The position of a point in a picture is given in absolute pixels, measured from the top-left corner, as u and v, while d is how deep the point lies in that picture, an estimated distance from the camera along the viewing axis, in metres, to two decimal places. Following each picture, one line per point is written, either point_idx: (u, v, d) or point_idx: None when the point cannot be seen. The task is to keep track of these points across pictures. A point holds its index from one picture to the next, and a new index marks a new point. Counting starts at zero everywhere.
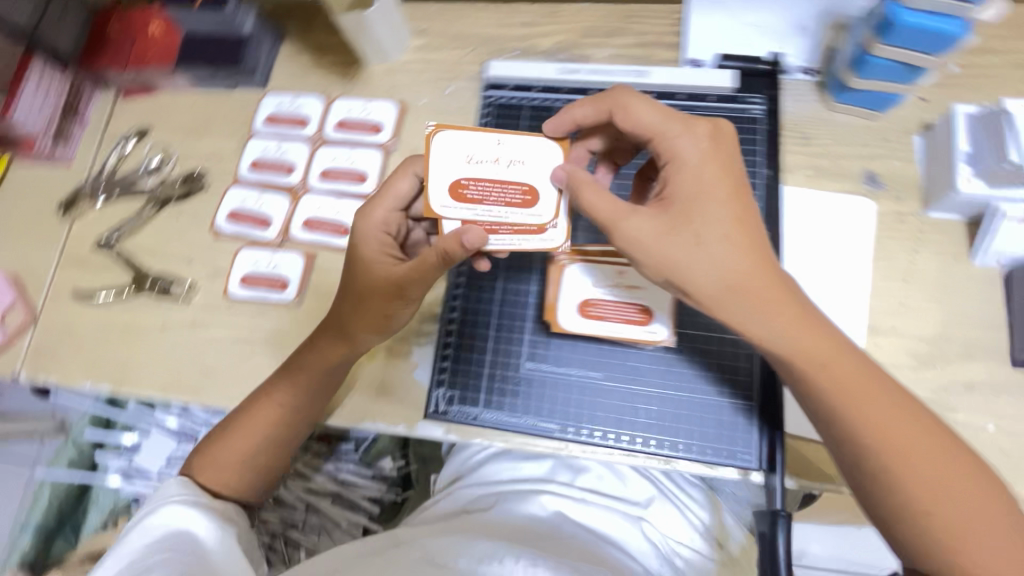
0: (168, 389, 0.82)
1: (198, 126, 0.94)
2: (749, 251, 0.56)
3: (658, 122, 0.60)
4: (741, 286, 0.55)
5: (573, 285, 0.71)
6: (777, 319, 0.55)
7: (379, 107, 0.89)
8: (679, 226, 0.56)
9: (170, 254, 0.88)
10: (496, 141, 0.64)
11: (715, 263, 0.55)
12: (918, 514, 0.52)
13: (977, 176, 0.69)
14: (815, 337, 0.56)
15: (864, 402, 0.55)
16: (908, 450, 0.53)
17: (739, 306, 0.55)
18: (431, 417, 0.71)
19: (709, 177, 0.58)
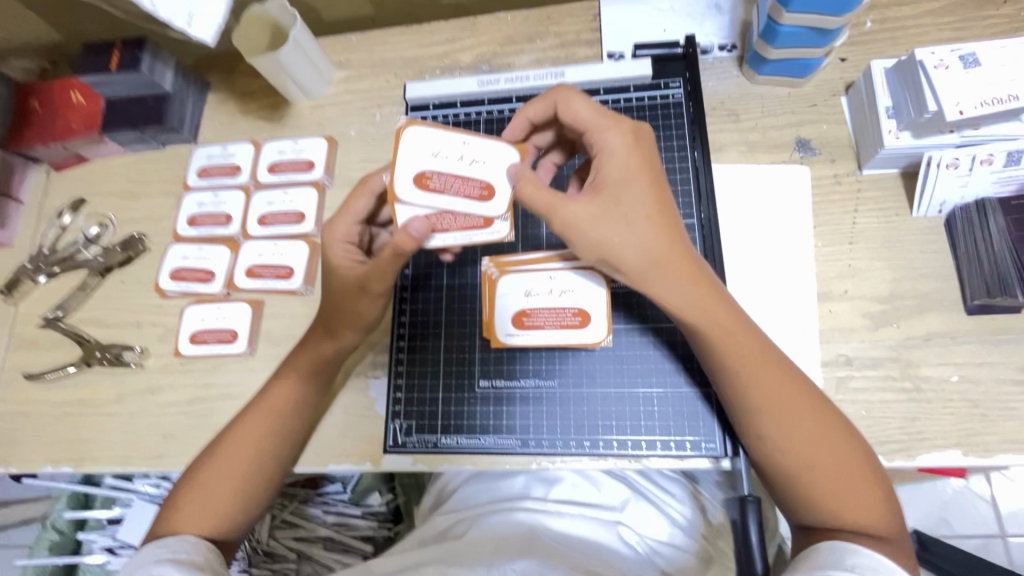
0: (128, 461, 0.79)
1: (134, 189, 0.93)
2: (669, 232, 0.55)
3: (597, 115, 0.58)
4: (665, 266, 0.55)
5: (505, 297, 0.69)
6: (695, 299, 0.55)
7: (309, 144, 0.88)
8: (610, 208, 0.54)
9: (118, 321, 0.86)
10: (461, 139, 0.57)
11: (643, 244, 0.54)
12: (795, 478, 0.54)
13: (904, 130, 0.68)
14: (725, 314, 0.56)
15: (759, 375, 0.56)
16: (796, 419, 0.54)
17: (658, 291, 0.55)
18: (390, 451, 0.71)
19: (633, 166, 0.56)
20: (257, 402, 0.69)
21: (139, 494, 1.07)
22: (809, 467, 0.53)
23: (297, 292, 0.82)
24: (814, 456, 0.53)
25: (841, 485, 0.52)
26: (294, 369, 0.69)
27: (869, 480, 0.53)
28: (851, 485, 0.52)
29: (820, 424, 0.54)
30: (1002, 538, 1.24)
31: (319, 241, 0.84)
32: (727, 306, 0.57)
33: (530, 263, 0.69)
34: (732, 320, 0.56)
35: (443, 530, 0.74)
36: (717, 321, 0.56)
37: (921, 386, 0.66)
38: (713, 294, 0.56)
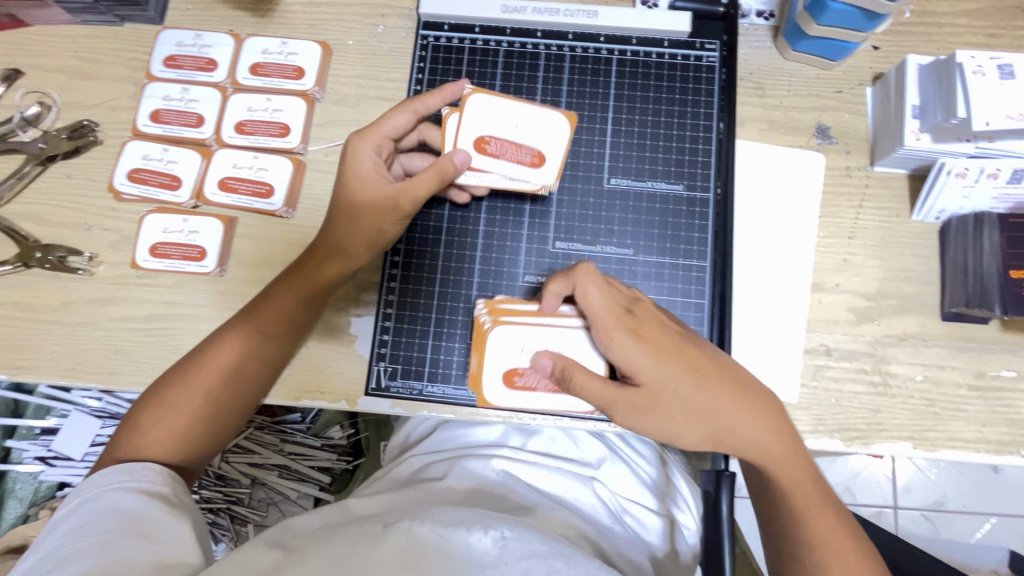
0: (72, 374, 0.72)
1: (84, 68, 0.80)
2: (716, 390, 0.56)
3: (607, 316, 0.57)
4: (726, 426, 0.56)
5: (496, 352, 0.64)
6: (759, 439, 0.57)
7: (300, 48, 0.78)
8: (663, 401, 0.56)
9: (64, 220, 0.76)
10: (513, 106, 0.66)
11: (702, 416, 0.56)
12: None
13: (926, 132, 0.67)
14: (784, 448, 0.57)
15: (806, 506, 0.58)
16: (834, 539, 0.57)
17: (733, 434, 0.57)
18: (372, 393, 0.69)
19: (671, 352, 0.57)
20: (227, 332, 0.65)
21: (78, 406, 1.03)
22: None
23: (277, 214, 0.75)
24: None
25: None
26: (283, 300, 0.65)
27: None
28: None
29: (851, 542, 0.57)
30: (894, 508, 1.36)
31: (304, 160, 0.76)
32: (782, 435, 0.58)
33: (530, 318, 0.64)
34: (787, 445, 0.57)
35: (415, 472, 0.74)
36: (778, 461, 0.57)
37: (889, 381, 0.69)
38: (770, 427, 0.57)
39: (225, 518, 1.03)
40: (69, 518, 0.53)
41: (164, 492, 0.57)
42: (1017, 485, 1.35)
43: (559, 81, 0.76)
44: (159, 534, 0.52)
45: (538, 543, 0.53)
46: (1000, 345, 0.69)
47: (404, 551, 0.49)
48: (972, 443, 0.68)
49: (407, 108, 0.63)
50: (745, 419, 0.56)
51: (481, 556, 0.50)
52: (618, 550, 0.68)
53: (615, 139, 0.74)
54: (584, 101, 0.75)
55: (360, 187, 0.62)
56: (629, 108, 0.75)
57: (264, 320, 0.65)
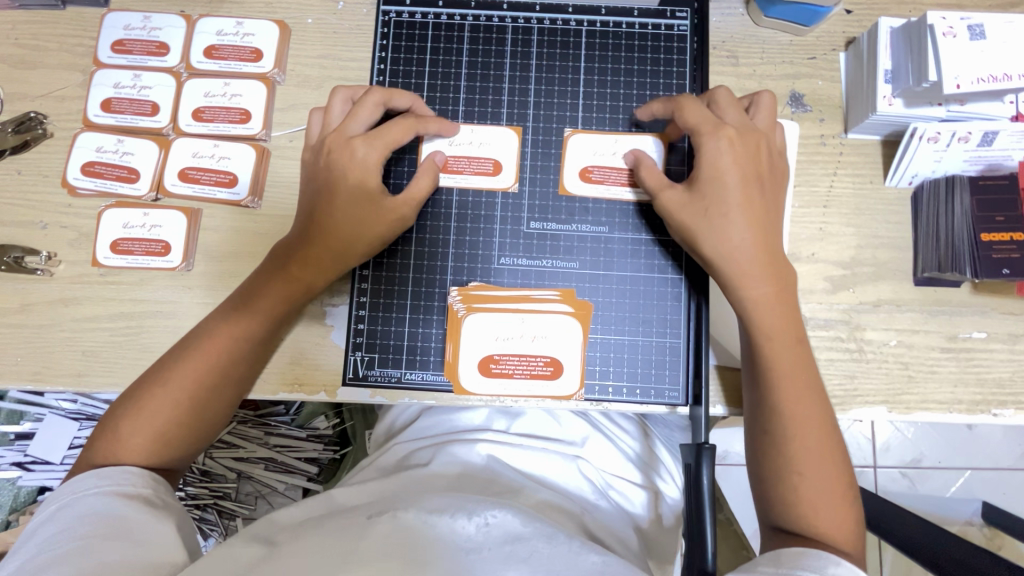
0: (39, 378, 0.70)
1: (26, 56, 0.76)
2: (755, 229, 0.61)
3: (704, 124, 0.63)
4: (747, 261, 0.60)
5: (471, 340, 0.68)
6: (769, 295, 0.60)
7: (256, 29, 0.75)
8: (695, 200, 0.62)
9: (18, 218, 0.73)
10: (612, 140, 0.71)
11: (720, 255, 0.60)
12: (804, 499, 0.56)
13: (898, 97, 0.67)
14: (786, 322, 0.60)
15: (793, 374, 0.59)
16: (817, 429, 0.58)
17: (738, 292, 0.60)
18: (350, 383, 0.68)
19: (724, 166, 0.61)
20: (206, 331, 0.63)
21: (53, 409, 1.01)
22: (831, 477, 0.57)
23: (242, 204, 0.72)
24: (825, 470, 0.57)
25: (829, 487, 0.56)
26: (260, 294, 0.63)
27: (851, 495, 0.57)
28: (840, 503, 0.56)
29: (828, 438, 0.58)
30: (873, 467, 1.40)
31: (268, 147, 0.73)
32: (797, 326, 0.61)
33: (502, 307, 0.68)
34: (787, 319, 0.60)
35: (400, 460, 0.74)
36: (788, 336, 0.60)
37: (864, 347, 0.70)
38: (783, 289, 0.60)
39: (212, 513, 1.03)
40: (47, 524, 0.52)
41: (145, 493, 0.56)
42: (990, 439, 1.40)
43: (527, 56, 0.73)
44: (142, 536, 0.51)
45: (522, 526, 0.53)
46: (970, 307, 0.70)
47: (389, 540, 0.49)
48: (945, 403, 0.69)
49: (412, 124, 0.66)
50: (763, 287, 0.60)
51: (466, 541, 0.50)
52: (604, 526, 0.68)
53: (586, 114, 0.73)
54: (553, 76, 0.73)
55: (366, 192, 0.64)
56: (601, 81, 0.73)
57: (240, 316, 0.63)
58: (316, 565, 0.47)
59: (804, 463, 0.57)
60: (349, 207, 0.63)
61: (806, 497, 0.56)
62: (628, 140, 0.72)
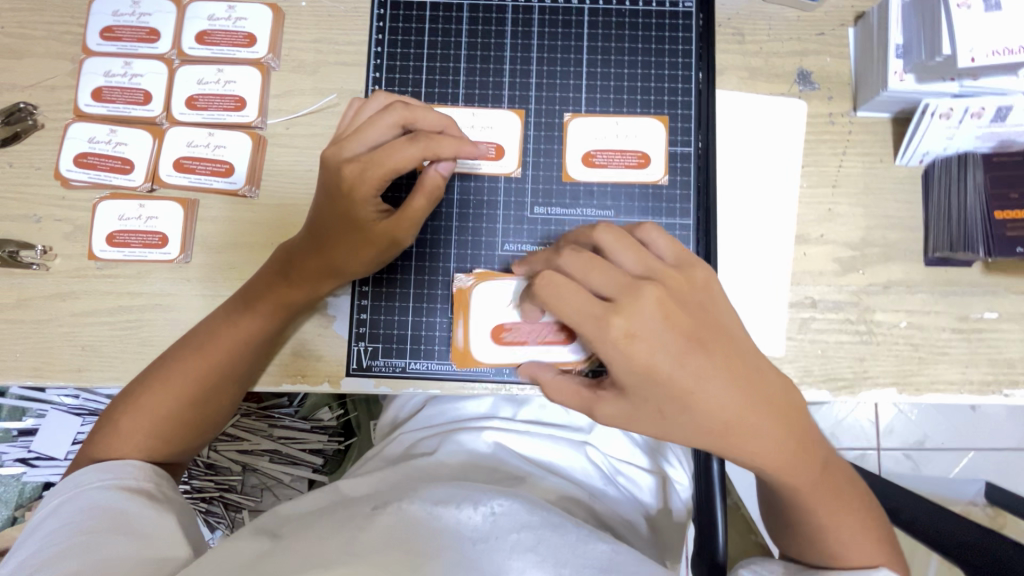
0: (39, 374, 0.69)
1: (12, 45, 0.74)
2: (718, 365, 0.46)
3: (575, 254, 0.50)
4: (651, 406, 0.47)
5: (482, 310, 0.66)
6: (739, 400, 0.46)
7: (249, 12, 0.73)
8: (677, 343, 0.45)
9: (11, 212, 0.72)
10: (613, 122, 0.70)
11: (691, 397, 0.46)
12: (828, 547, 0.54)
13: (909, 72, 0.65)
14: (779, 449, 0.48)
15: (812, 486, 0.51)
16: (839, 492, 0.53)
17: (688, 430, 0.47)
18: (354, 374, 0.68)
19: (625, 301, 0.46)
20: (212, 323, 0.62)
21: (55, 405, 1.00)
22: (860, 536, 0.53)
23: (239, 193, 0.71)
24: (855, 533, 0.53)
25: (856, 538, 0.53)
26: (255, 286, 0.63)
27: (882, 531, 0.55)
28: (873, 531, 0.54)
29: (851, 503, 0.54)
30: (877, 450, 1.40)
31: (264, 135, 0.72)
32: (791, 398, 0.49)
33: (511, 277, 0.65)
34: (786, 446, 0.48)
35: (407, 450, 0.73)
36: (774, 443, 0.48)
37: (874, 329, 0.69)
38: (766, 423, 0.47)
39: (219, 506, 1.03)
40: (50, 518, 0.51)
41: (148, 487, 0.55)
42: (993, 420, 1.40)
43: (528, 36, 0.72)
44: (147, 530, 0.51)
45: (528, 515, 0.52)
46: (982, 287, 0.69)
47: (396, 532, 0.48)
48: (955, 384, 0.68)
49: (420, 148, 0.57)
50: (743, 417, 0.46)
51: (472, 532, 0.49)
52: (611, 512, 0.68)
53: (590, 95, 0.71)
54: (555, 56, 0.72)
55: (355, 223, 0.59)
56: (605, 61, 0.72)
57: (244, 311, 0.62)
58: (322, 556, 0.46)
59: (832, 536, 0.53)
60: (340, 236, 0.60)
61: (831, 549, 0.54)
62: (628, 120, 0.71)
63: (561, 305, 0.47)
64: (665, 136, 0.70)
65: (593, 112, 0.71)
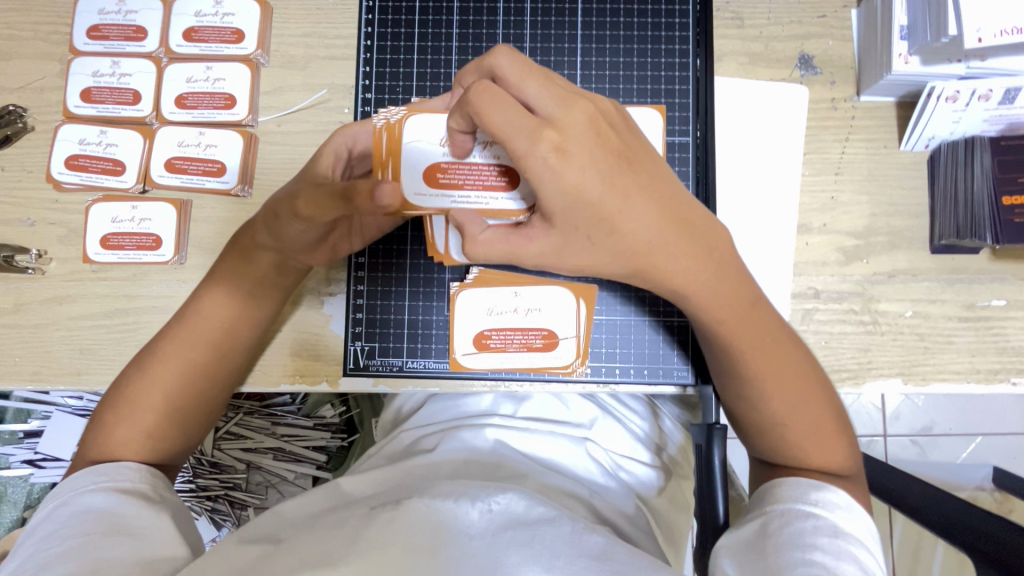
0: (38, 378, 0.69)
1: None
2: (637, 187, 0.48)
3: (517, 71, 0.44)
4: (577, 231, 0.48)
5: (465, 315, 0.68)
6: (656, 224, 0.49)
7: (236, 7, 0.71)
8: (598, 161, 0.45)
9: (4, 217, 0.71)
10: None
11: (615, 221, 0.47)
12: (777, 418, 0.56)
13: (914, 54, 0.63)
14: (697, 267, 0.52)
15: (750, 328, 0.55)
16: (780, 355, 0.55)
17: (609, 251, 0.49)
18: (351, 373, 0.68)
19: (552, 118, 0.44)
20: (201, 305, 0.62)
21: (59, 407, 1.00)
22: (811, 408, 0.55)
23: (232, 192, 0.70)
24: (801, 398, 0.55)
25: (815, 425, 0.55)
26: (230, 281, 0.61)
27: (839, 421, 0.56)
28: (827, 419, 0.56)
29: (805, 373, 0.56)
30: (884, 437, 1.39)
31: (255, 132, 0.71)
32: (706, 224, 0.53)
33: (492, 282, 0.67)
34: (705, 269, 0.52)
35: (407, 447, 0.73)
36: (688, 268, 0.52)
37: (879, 319, 0.68)
38: (684, 240, 0.51)
39: (225, 503, 1.04)
40: (45, 523, 0.51)
41: (144, 488, 0.55)
42: (1002, 404, 1.38)
43: (521, 25, 0.71)
44: (144, 531, 0.51)
45: (525, 509, 0.52)
46: (990, 275, 0.68)
47: (392, 531, 0.47)
48: (962, 374, 0.67)
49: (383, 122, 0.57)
50: (660, 236, 0.49)
51: (468, 527, 0.49)
52: (612, 506, 0.67)
53: (585, 84, 0.70)
54: (549, 45, 0.70)
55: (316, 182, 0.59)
56: (600, 49, 0.71)
57: (229, 291, 0.61)
58: (317, 560, 0.46)
59: (773, 408, 0.56)
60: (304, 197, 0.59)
61: (784, 419, 0.55)
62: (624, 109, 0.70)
63: (494, 119, 0.42)
64: (663, 126, 0.68)
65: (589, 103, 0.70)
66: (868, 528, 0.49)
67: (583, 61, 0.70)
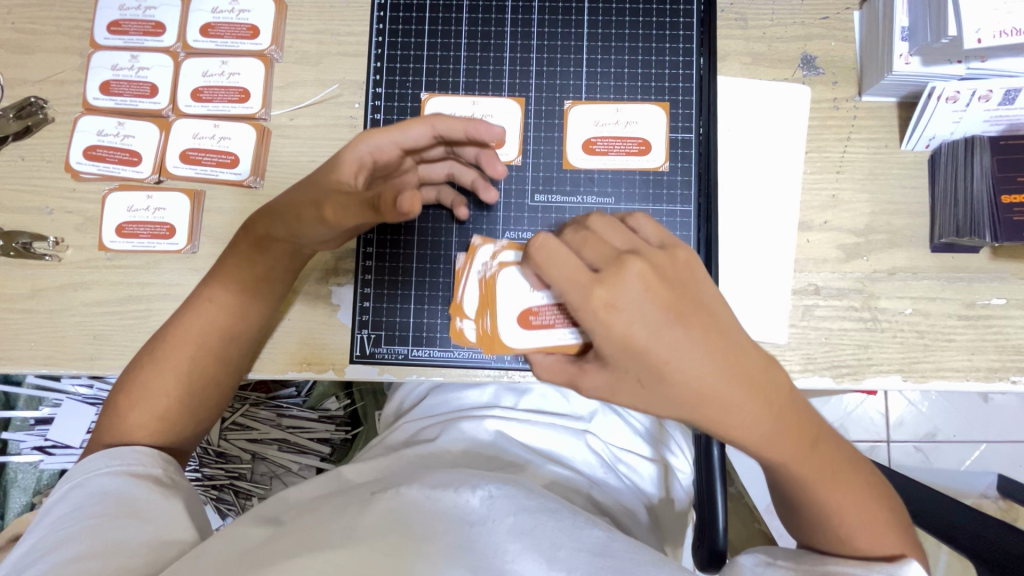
0: (52, 362, 0.70)
1: (23, 41, 0.76)
2: (698, 338, 0.42)
3: (580, 237, 0.46)
4: (629, 376, 0.43)
5: (506, 299, 0.60)
6: (721, 378, 0.42)
7: (252, 4, 0.73)
8: (662, 316, 0.42)
9: (24, 205, 0.73)
10: (613, 109, 0.71)
11: (673, 377, 0.42)
12: (837, 534, 0.51)
13: (915, 55, 0.64)
14: (775, 424, 0.46)
15: (819, 464, 0.49)
16: (843, 477, 0.50)
17: (663, 401, 0.43)
18: (358, 361, 0.69)
19: (611, 272, 0.42)
20: (211, 293, 0.62)
21: (70, 395, 1.02)
22: (879, 530, 0.50)
23: (244, 184, 0.72)
24: (865, 517, 0.50)
25: (877, 535, 0.50)
26: (238, 270, 0.62)
27: (895, 519, 0.52)
28: (887, 526, 0.51)
29: (860, 490, 0.51)
30: (887, 442, 1.39)
31: (268, 126, 0.73)
32: (770, 381, 0.45)
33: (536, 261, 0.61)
34: (780, 422, 0.45)
35: (410, 437, 0.74)
36: (749, 425, 0.45)
37: (878, 316, 0.69)
38: (764, 389, 0.44)
39: (229, 493, 1.05)
40: (60, 503, 0.53)
41: (155, 473, 0.57)
42: (1006, 410, 1.38)
43: (528, 23, 0.72)
44: (154, 514, 0.52)
45: (525, 500, 0.53)
46: (990, 274, 0.68)
47: (394, 519, 0.48)
48: (961, 371, 0.67)
49: (428, 125, 0.57)
50: (734, 394, 0.43)
51: (470, 515, 0.49)
52: (611, 498, 0.68)
53: (591, 82, 0.71)
54: (556, 43, 0.72)
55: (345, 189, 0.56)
56: (606, 47, 0.72)
57: (232, 279, 0.62)
58: (318, 544, 0.46)
59: (844, 523, 0.50)
60: (315, 183, 0.57)
61: (842, 534, 0.51)
62: (628, 105, 0.71)
63: (550, 271, 0.43)
64: (665, 123, 0.71)
65: (595, 100, 0.71)
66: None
67: (590, 59, 0.72)
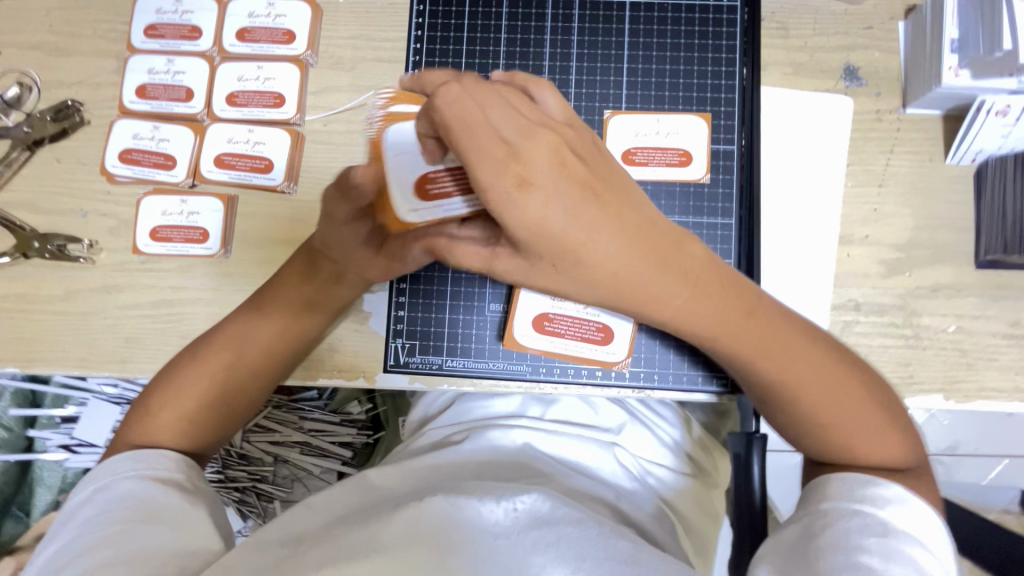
0: (85, 364, 0.70)
1: (60, 44, 0.76)
2: (607, 216, 0.44)
3: (478, 94, 0.39)
4: (543, 261, 0.45)
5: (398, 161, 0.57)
6: (626, 256, 0.45)
7: (288, 9, 0.73)
8: (581, 194, 0.42)
9: (59, 207, 0.74)
10: (653, 119, 0.70)
11: (586, 257, 0.44)
12: (825, 425, 0.55)
13: (965, 68, 0.62)
14: (716, 299, 0.51)
15: (786, 351, 0.54)
16: (814, 363, 0.55)
17: (572, 278, 0.46)
18: (392, 370, 0.69)
19: (522, 145, 0.39)
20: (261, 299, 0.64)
21: (95, 394, 1.02)
22: (860, 414, 0.54)
23: (278, 189, 0.72)
24: (842, 400, 0.55)
25: (864, 420, 0.55)
26: (286, 280, 0.64)
27: (885, 410, 0.56)
28: (871, 413, 0.55)
29: (835, 372, 0.55)
30: None
31: (302, 131, 0.72)
32: (679, 255, 0.49)
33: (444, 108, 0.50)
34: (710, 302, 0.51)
35: (435, 444, 0.73)
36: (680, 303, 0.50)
37: (921, 334, 0.67)
38: (662, 264, 0.48)
39: (252, 495, 1.05)
40: (85, 505, 0.53)
41: (178, 478, 0.56)
42: None
43: (567, 31, 0.72)
44: (179, 518, 0.52)
45: (549, 510, 0.51)
46: None
47: (417, 531, 0.47)
48: (1005, 392, 0.66)
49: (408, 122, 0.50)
50: (639, 267, 0.46)
51: (494, 527, 0.48)
52: (639, 511, 0.67)
53: (630, 91, 0.71)
54: (596, 51, 0.71)
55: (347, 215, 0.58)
56: (647, 55, 0.71)
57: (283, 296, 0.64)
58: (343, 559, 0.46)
59: (824, 414, 0.55)
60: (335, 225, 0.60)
61: (840, 433, 0.55)
62: (668, 115, 0.70)
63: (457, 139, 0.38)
64: (707, 134, 0.70)
65: (635, 110, 0.70)
66: (935, 531, 0.48)
67: (631, 69, 0.71)
